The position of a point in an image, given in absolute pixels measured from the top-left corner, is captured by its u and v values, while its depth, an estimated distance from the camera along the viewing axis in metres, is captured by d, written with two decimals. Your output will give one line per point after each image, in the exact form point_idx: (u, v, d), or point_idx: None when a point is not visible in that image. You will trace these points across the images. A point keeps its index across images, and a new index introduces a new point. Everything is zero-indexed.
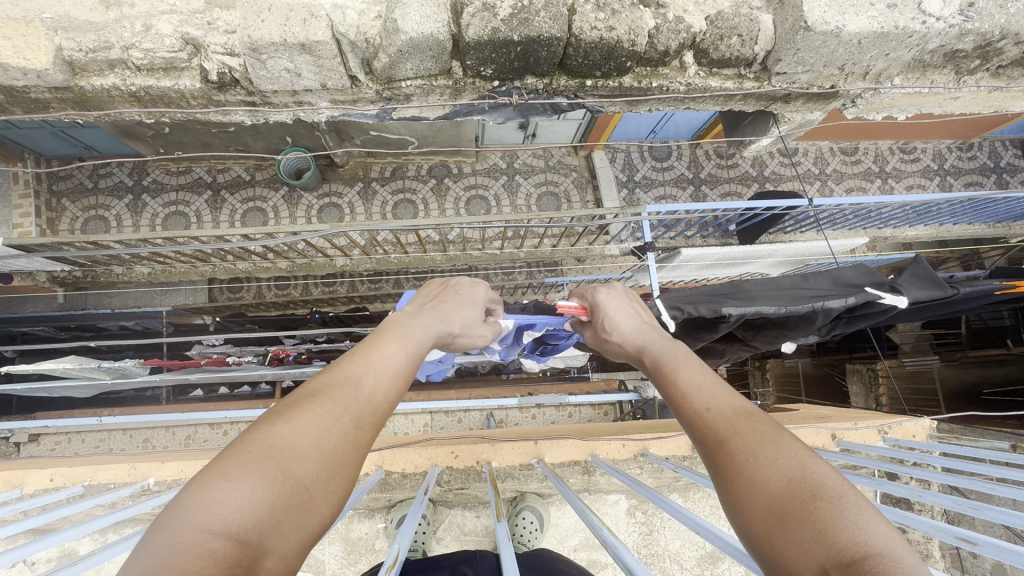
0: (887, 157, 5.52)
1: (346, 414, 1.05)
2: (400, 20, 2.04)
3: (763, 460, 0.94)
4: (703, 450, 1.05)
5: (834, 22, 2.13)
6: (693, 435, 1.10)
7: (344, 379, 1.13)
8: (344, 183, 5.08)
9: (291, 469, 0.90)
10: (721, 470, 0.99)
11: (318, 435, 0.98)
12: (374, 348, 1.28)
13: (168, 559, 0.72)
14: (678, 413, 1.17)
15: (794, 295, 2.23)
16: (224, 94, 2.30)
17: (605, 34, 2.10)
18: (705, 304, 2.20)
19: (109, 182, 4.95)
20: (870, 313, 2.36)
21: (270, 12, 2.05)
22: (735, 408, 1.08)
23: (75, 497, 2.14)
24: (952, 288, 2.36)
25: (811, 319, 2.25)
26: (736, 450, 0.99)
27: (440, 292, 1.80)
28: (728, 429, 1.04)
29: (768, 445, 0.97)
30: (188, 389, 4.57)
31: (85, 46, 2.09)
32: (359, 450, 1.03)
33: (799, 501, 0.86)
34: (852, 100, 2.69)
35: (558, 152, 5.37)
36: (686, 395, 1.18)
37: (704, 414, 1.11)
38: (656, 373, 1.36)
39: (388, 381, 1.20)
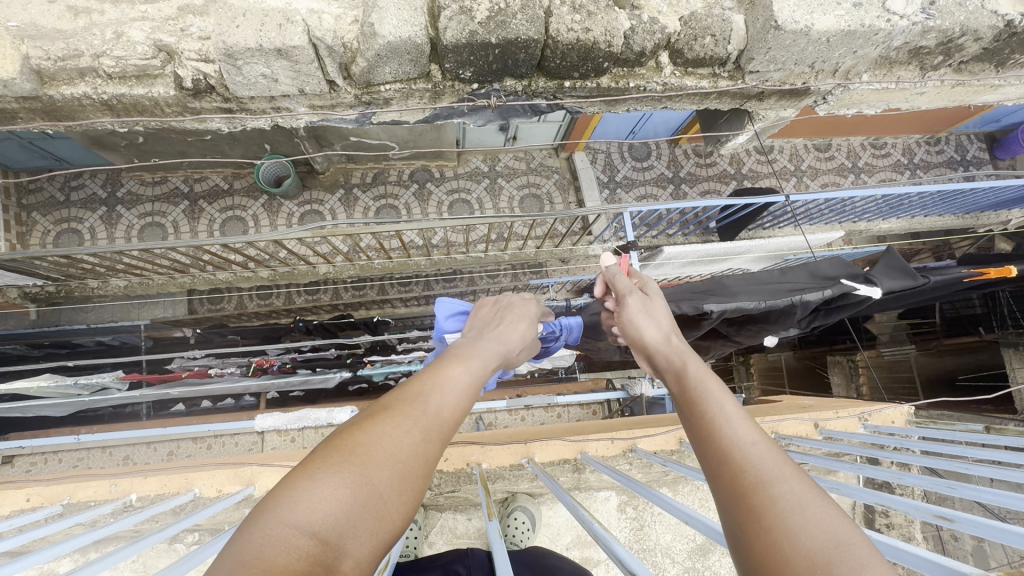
0: (859, 152, 5.67)
1: (418, 426, 1.12)
2: (377, 23, 2.03)
3: (808, 513, 0.88)
4: (732, 486, 0.98)
5: (803, 21, 2.19)
6: (720, 464, 1.03)
7: (416, 394, 1.19)
8: (325, 190, 5.03)
9: (368, 475, 0.98)
10: (754, 508, 0.91)
11: (392, 446, 1.05)
12: (443, 367, 1.35)
13: (262, 551, 0.81)
14: (706, 433, 1.10)
15: (773, 290, 2.28)
16: (199, 101, 2.27)
17: (581, 35, 2.13)
18: (687, 301, 2.23)
19: (82, 194, 4.84)
20: (846, 304, 2.42)
21: (245, 18, 2.02)
22: (780, 452, 1.01)
23: (54, 516, 2.08)
24: (922, 277, 2.43)
25: (790, 313, 2.31)
26: (777, 497, 0.92)
27: (494, 311, 1.83)
28: (770, 473, 0.97)
29: (810, 498, 0.90)
30: (169, 404, 4.48)
31: (53, 55, 2.05)
32: (427, 463, 1.09)
33: (833, 559, 0.80)
34: (823, 96, 2.76)
35: (539, 154, 5.41)
36: (722, 423, 1.09)
37: (746, 448, 1.02)
38: (686, 390, 1.28)
39: (457, 401, 1.25)
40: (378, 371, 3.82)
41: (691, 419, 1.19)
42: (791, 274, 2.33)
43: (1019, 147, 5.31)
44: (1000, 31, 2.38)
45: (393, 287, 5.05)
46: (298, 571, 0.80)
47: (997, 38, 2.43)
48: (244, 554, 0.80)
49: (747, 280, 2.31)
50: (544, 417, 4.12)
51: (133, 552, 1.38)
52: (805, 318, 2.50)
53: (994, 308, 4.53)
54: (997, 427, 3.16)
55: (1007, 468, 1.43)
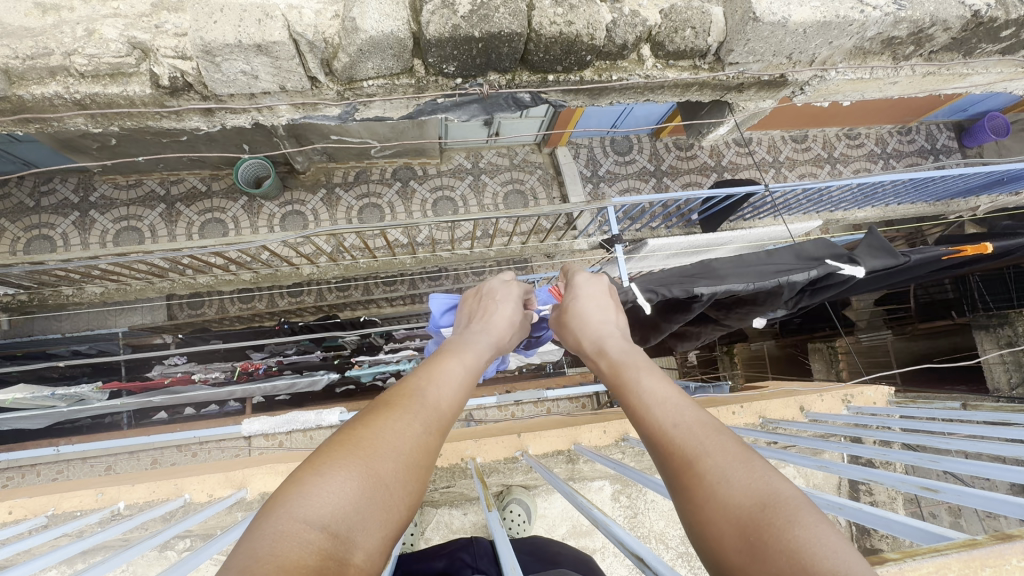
0: (835, 143, 5.80)
1: (417, 419, 1.13)
2: (358, 18, 2.02)
3: (731, 478, 0.90)
4: (669, 469, 1.00)
5: (780, 13, 2.24)
6: (655, 451, 1.06)
7: (415, 390, 1.20)
8: (307, 191, 4.98)
9: (373, 466, 0.98)
10: (688, 486, 0.95)
11: (394, 439, 1.06)
12: (438, 363, 1.35)
13: (274, 544, 0.80)
14: (639, 419, 1.14)
15: (760, 272, 2.31)
16: (177, 99, 2.21)
17: (564, 29, 2.13)
18: (677, 285, 2.25)
19: (52, 199, 4.69)
20: (830, 284, 2.47)
21: (223, 14, 2.00)
22: (700, 424, 1.05)
23: (38, 528, 2.00)
24: (903, 257, 2.49)
25: (778, 294, 2.35)
26: (704, 473, 0.94)
27: (478, 303, 1.81)
28: (696, 450, 0.99)
29: (734, 464, 0.93)
30: (150, 413, 4.38)
31: (21, 53, 1.98)
32: (430, 453, 1.10)
33: (756, 517, 0.83)
34: (801, 87, 2.82)
35: (522, 150, 5.42)
36: (656, 405, 1.14)
37: (667, 430, 1.06)
38: (628, 374, 1.32)
39: (454, 395, 1.26)
40: (366, 372, 3.81)
41: (624, 403, 1.23)
42: (777, 256, 2.38)
43: (986, 135, 5.49)
44: (967, 21, 2.46)
45: (378, 287, 5.00)
46: (310, 565, 0.78)
47: (964, 28, 2.51)
48: (256, 550, 0.79)
49: (735, 262, 2.34)
50: (534, 412, 4.14)
51: (127, 558, 1.34)
52: (792, 299, 2.55)
53: (965, 292, 4.72)
54: (974, 405, 3.26)
55: (984, 440, 1.48)
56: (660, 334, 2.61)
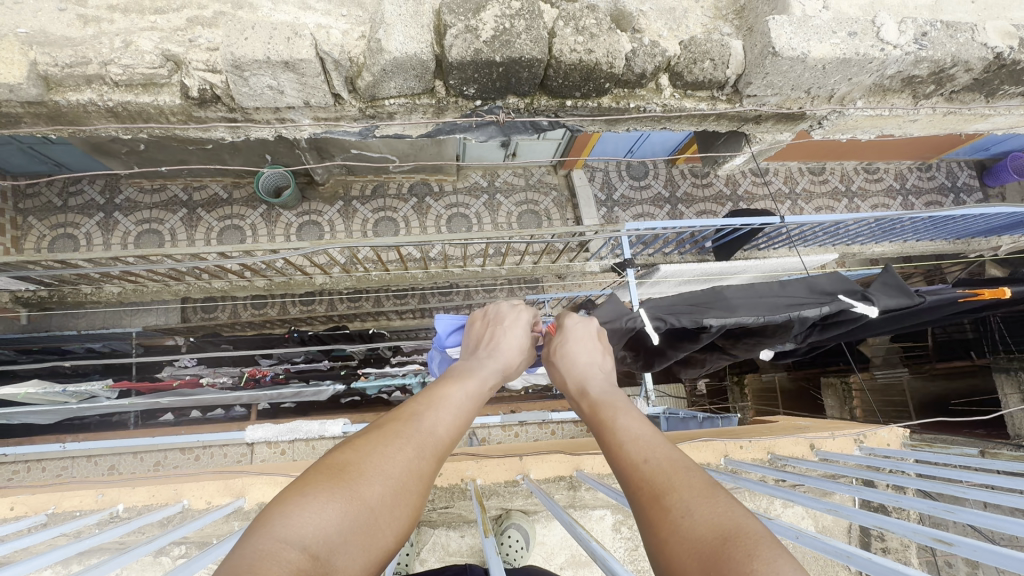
0: (852, 177, 5.77)
1: (411, 445, 1.12)
2: (384, 40, 2.06)
3: (697, 513, 0.90)
4: (637, 503, 1.00)
5: (800, 48, 2.25)
6: (627, 487, 1.05)
7: (412, 415, 1.19)
8: (324, 202, 5.07)
9: (359, 491, 0.98)
10: (652, 521, 0.94)
11: (385, 464, 1.05)
12: (440, 388, 1.34)
13: (254, 562, 0.80)
14: (614, 454, 1.14)
15: (772, 304, 2.29)
16: (205, 110, 2.29)
17: (584, 56, 2.16)
18: (685, 316, 2.24)
19: (79, 200, 4.84)
20: (842, 320, 2.45)
21: (254, 31, 2.05)
22: (673, 462, 1.05)
23: (37, 526, 2.00)
24: (919, 297, 2.44)
25: (788, 328, 2.34)
26: (671, 507, 0.94)
27: (486, 327, 1.81)
28: (665, 485, 0.99)
29: (701, 501, 0.93)
30: (157, 414, 4.40)
31: (61, 61, 2.07)
32: (420, 480, 1.08)
33: (715, 549, 0.82)
34: (819, 121, 2.81)
35: (538, 171, 5.48)
36: (630, 443, 1.15)
37: (639, 466, 1.07)
38: (607, 413, 1.32)
39: (452, 422, 1.24)
40: (372, 385, 3.85)
41: (601, 439, 1.23)
42: (790, 288, 2.35)
43: (1008, 176, 5.43)
44: (990, 62, 2.46)
45: (389, 300, 5.03)
46: None
47: (986, 70, 2.50)
48: (238, 564, 0.79)
49: (748, 292, 2.32)
50: (538, 434, 4.10)
51: (121, 564, 1.33)
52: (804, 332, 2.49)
53: (985, 332, 4.58)
54: (992, 452, 3.15)
55: (1003, 492, 1.43)
56: (665, 360, 2.52)
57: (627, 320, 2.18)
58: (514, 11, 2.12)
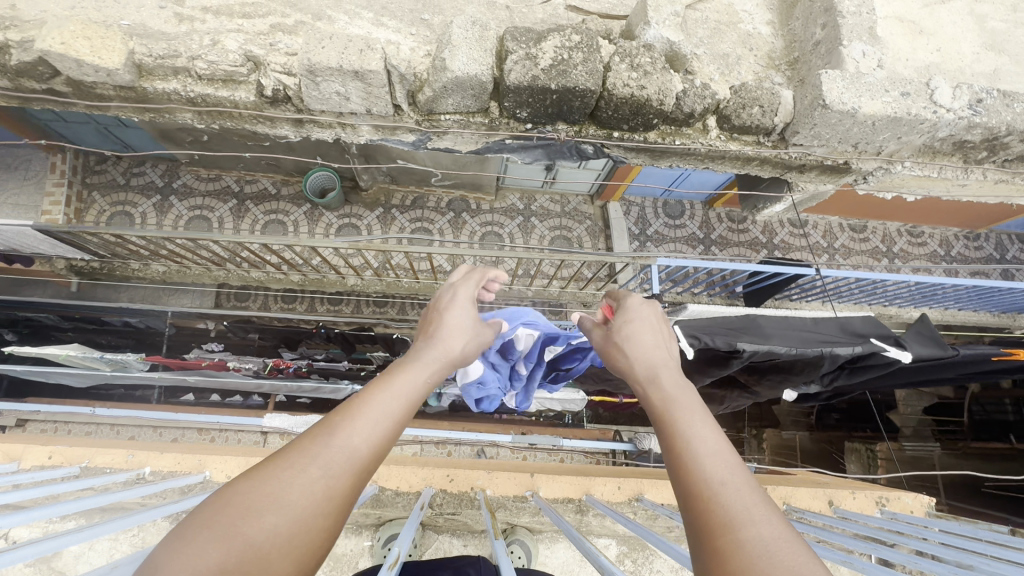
0: (895, 238, 5.66)
1: (323, 461, 0.90)
2: (449, 59, 2.18)
3: (779, 556, 0.80)
4: (703, 526, 0.90)
5: (850, 103, 2.28)
6: (691, 509, 0.95)
7: (327, 420, 0.96)
8: (365, 207, 5.26)
9: (241, 528, 0.78)
10: (719, 553, 0.85)
11: (281, 491, 0.84)
12: (377, 382, 1.08)
13: None
14: (679, 466, 1.02)
15: (804, 338, 2.26)
16: (275, 109, 2.45)
17: (636, 91, 2.24)
18: (721, 336, 2.17)
19: (141, 181, 5.15)
20: (871, 365, 2.38)
21: (331, 41, 2.21)
22: (754, 492, 0.93)
23: (70, 476, 2.11)
24: (954, 351, 2.38)
25: (817, 365, 2.27)
26: (743, 541, 0.85)
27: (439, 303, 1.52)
28: (738, 515, 0.89)
29: (783, 543, 0.83)
30: (180, 393, 4.54)
31: (155, 53, 2.26)
32: (335, 502, 0.88)
33: None
34: (864, 176, 2.80)
35: (574, 200, 5.57)
36: (702, 458, 1.01)
37: (717, 487, 0.95)
38: (671, 414, 1.16)
39: (386, 422, 1.01)
40: None
41: (664, 446, 1.10)
42: (821, 326, 2.34)
43: None
44: None
45: (415, 308, 5.12)
46: None
47: None
48: None
49: (780, 323, 2.31)
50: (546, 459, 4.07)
51: (138, 520, 1.42)
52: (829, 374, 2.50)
53: None
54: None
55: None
56: (690, 385, 2.55)
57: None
58: (574, 44, 2.23)
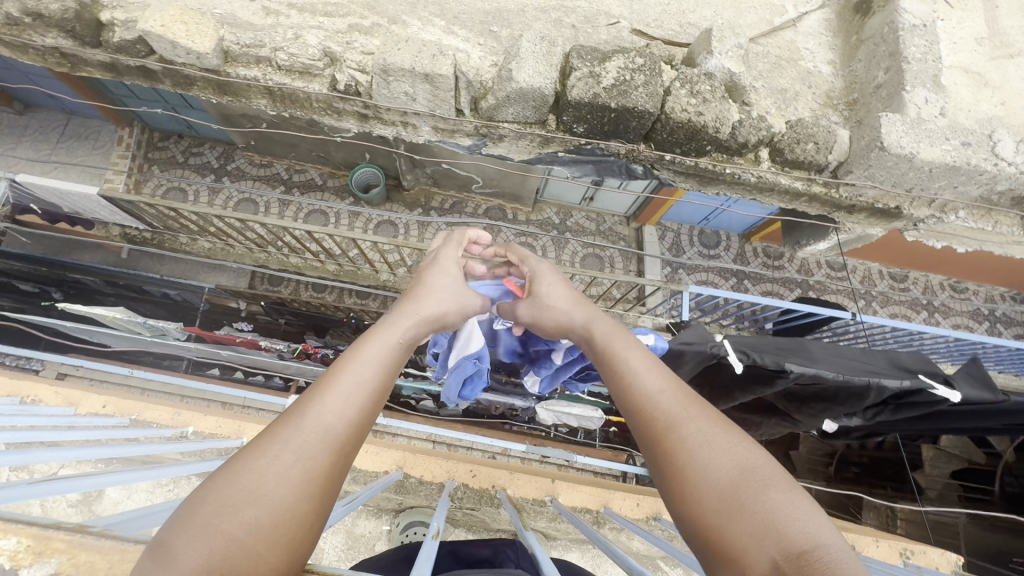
0: (936, 290, 5.52)
1: (296, 443, 0.92)
2: (515, 70, 2.27)
3: (712, 444, 0.97)
4: (646, 433, 1.07)
5: (909, 148, 2.29)
6: (635, 420, 1.11)
7: (294, 409, 0.98)
8: (406, 206, 5.41)
9: (219, 524, 0.78)
10: (666, 452, 1.01)
11: (255, 482, 0.85)
12: (341, 364, 1.11)
13: None
14: (623, 393, 1.19)
15: (853, 367, 2.30)
16: (343, 103, 2.57)
17: (693, 117, 2.30)
18: (769, 355, 2.25)
19: (198, 160, 5.40)
20: (917, 404, 2.34)
21: (407, 45, 2.34)
22: (685, 395, 1.10)
23: (122, 426, 2.23)
24: (1005, 397, 2.30)
25: (863, 396, 2.28)
26: (684, 437, 1.01)
27: (420, 284, 1.60)
28: (676, 416, 1.05)
29: (714, 432, 1.00)
30: (207, 366, 4.68)
31: (242, 41, 2.42)
32: (316, 481, 0.90)
33: (737, 489, 0.89)
34: (914, 223, 2.77)
35: (610, 220, 5.62)
36: (636, 376, 1.20)
37: (655, 396, 1.12)
38: (609, 351, 1.35)
39: (355, 400, 1.04)
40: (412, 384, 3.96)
41: (610, 380, 1.27)
42: (871, 358, 2.37)
43: None
44: None
45: None
46: None
47: None
48: None
49: (830, 350, 2.36)
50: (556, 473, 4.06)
51: (182, 472, 1.51)
52: (872, 408, 2.48)
53: None
54: None
55: None
56: (732, 401, 2.61)
57: (710, 347, 2.23)
58: (637, 66, 2.29)
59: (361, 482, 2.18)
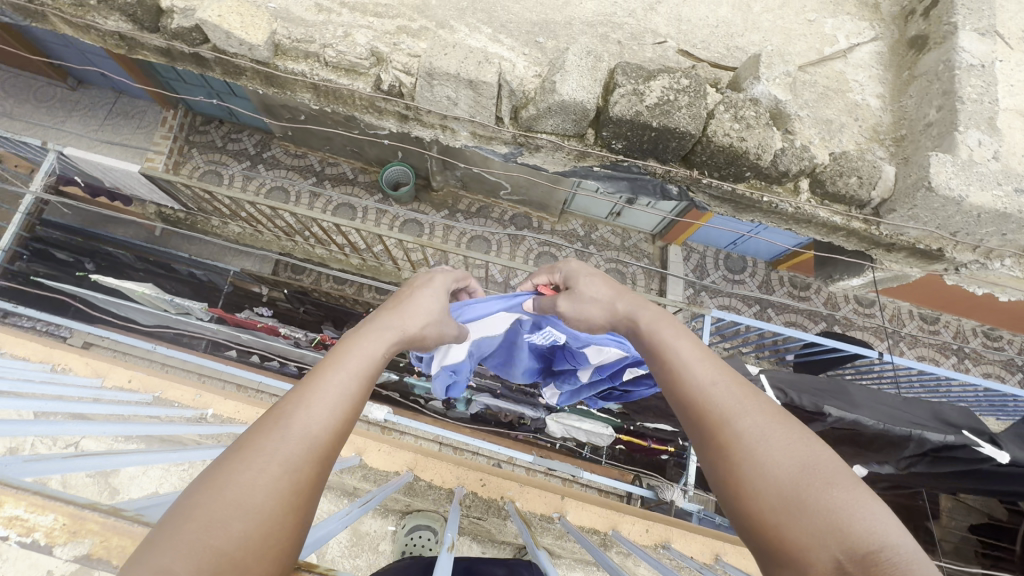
0: (968, 337, 5.34)
1: (278, 454, 0.91)
2: (559, 83, 2.28)
3: (772, 440, 0.99)
4: (702, 428, 1.08)
5: (957, 190, 2.22)
6: (689, 414, 1.13)
7: (276, 417, 0.96)
8: (433, 207, 5.45)
9: (208, 539, 0.77)
10: (722, 447, 1.02)
11: (242, 493, 0.84)
12: (319, 372, 1.08)
13: None
14: (676, 387, 1.19)
15: (894, 416, 2.36)
16: (385, 103, 2.60)
17: (735, 142, 2.27)
18: (808, 396, 2.39)
19: (235, 146, 5.53)
20: (960, 459, 2.33)
21: (453, 50, 2.36)
22: (739, 388, 1.11)
23: (144, 402, 2.28)
24: None
25: (902, 445, 2.34)
26: (741, 432, 1.02)
27: (403, 296, 1.55)
28: (729, 411, 1.07)
29: (771, 428, 1.01)
30: (225, 348, 4.75)
31: (294, 36, 2.48)
32: (300, 493, 0.90)
33: (798, 489, 0.90)
34: (955, 267, 2.68)
35: (635, 237, 5.57)
36: (686, 370, 1.21)
37: (708, 389, 1.13)
38: (658, 343, 1.34)
39: (339, 409, 1.03)
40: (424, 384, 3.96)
41: (658, 371, 1.28)
42: (914, 407, 2.41)
43: None
44: None
45: None
46: None
47: None
48: None
49: (872, 396, 2.43)
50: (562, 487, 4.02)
51: (201, 457, 1.51)
52: (908, 458, 2.42)
53: None
54: None
55: None
56: None
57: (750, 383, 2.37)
58: (681, 87, 2.28)
59: (372, 481, 2.17)
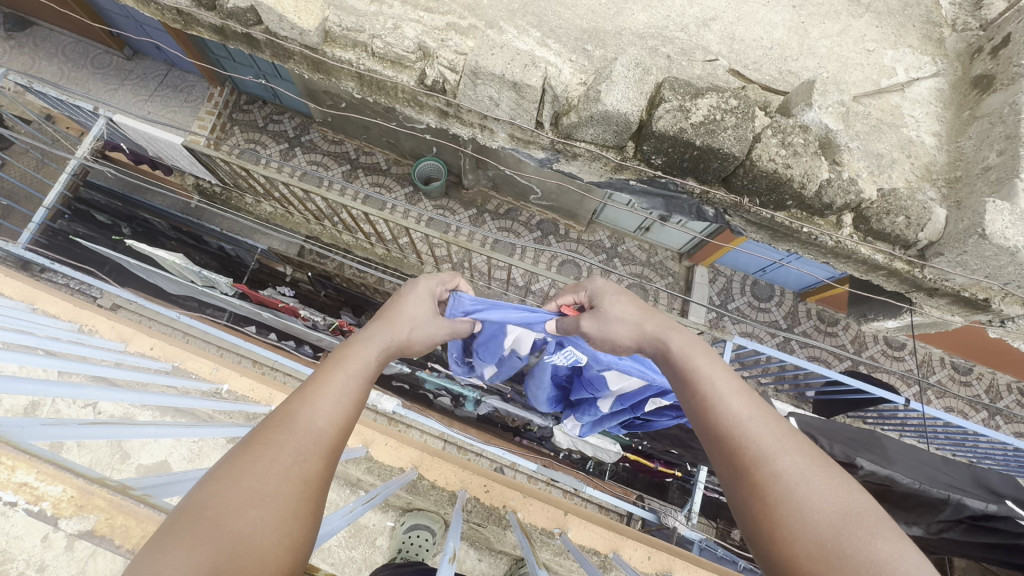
0: (1002, 392, 5.11)
1: (288, 448, 0.91)
2: (604, 93, 2.24)
3: (813, 482, 0.96)
4: (734, 464, 1.05)
5: (1013, 240, 2.11)
6: (720, 449, 1.10)
7: (283, 416, 0.97)
8: (462, 204, 5.45)
9: (225, 523, 0.75)
10: (756, 485, 0.99)
11: (255, 482, 0.83)
12: (319, 377, 1.11)
13: None
14: (709, 418, 1.16)
15: (930, 476, 2.27)
16: (427, 98, 2.59)
17: (780, 168, 2.21)
18: (840, 445, 2.31)
19: (275, 127, 5.63)
20: (998, 530, 2.24)
21: (500, 51, 2.35)
22: (773, 425, 1.08)
23: (162, 370, 2.31)
24: None
25: (939, 508, 2.23)
26: (780, 471, 0.99)
27: (392, 305, 1.57)
28: (761, 450, 1.04)
29: (810, 469, 0.98)
30: (246, 323, 4.84)
31: (345, 25, 2.49)
32: (309, 487, 0.89)
33: (841, 534, 0.86)
34: (1001, 319, 2.55)
35: (662, 253, 5.48)
36: (719, 403, 1.18)
37: (744, 422, 1.11)
38: (686, 371, 1.30)
39: (341, 410, 1.06)
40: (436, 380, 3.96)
41: (686, 401, 1.25)
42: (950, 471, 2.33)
43: None
44: None
45: None
46: None
47: None
48: None
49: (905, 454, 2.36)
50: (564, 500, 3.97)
51: (218, 434, 1.53)
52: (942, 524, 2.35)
53: None
54: None
55: None
56: None
57: None
58: (729, 107, 2.22)
59: (376, 475, 2.16)
